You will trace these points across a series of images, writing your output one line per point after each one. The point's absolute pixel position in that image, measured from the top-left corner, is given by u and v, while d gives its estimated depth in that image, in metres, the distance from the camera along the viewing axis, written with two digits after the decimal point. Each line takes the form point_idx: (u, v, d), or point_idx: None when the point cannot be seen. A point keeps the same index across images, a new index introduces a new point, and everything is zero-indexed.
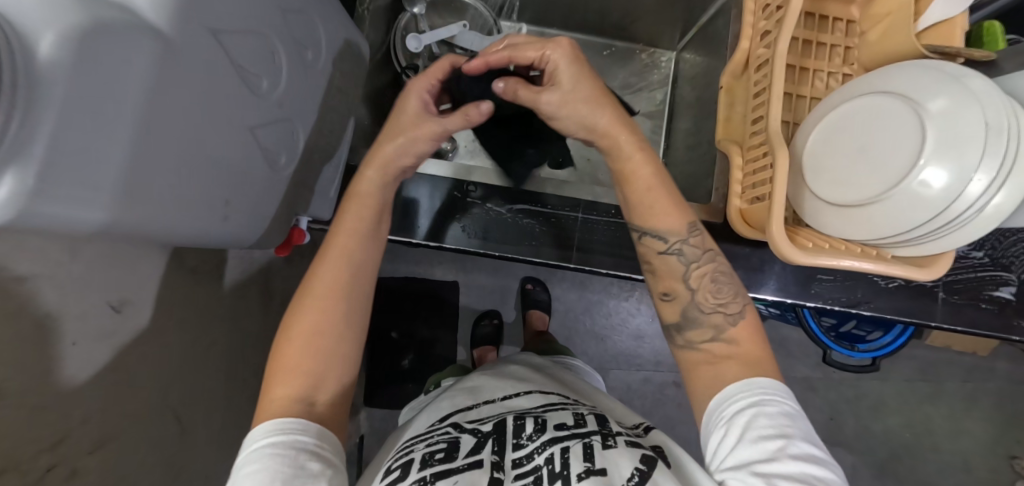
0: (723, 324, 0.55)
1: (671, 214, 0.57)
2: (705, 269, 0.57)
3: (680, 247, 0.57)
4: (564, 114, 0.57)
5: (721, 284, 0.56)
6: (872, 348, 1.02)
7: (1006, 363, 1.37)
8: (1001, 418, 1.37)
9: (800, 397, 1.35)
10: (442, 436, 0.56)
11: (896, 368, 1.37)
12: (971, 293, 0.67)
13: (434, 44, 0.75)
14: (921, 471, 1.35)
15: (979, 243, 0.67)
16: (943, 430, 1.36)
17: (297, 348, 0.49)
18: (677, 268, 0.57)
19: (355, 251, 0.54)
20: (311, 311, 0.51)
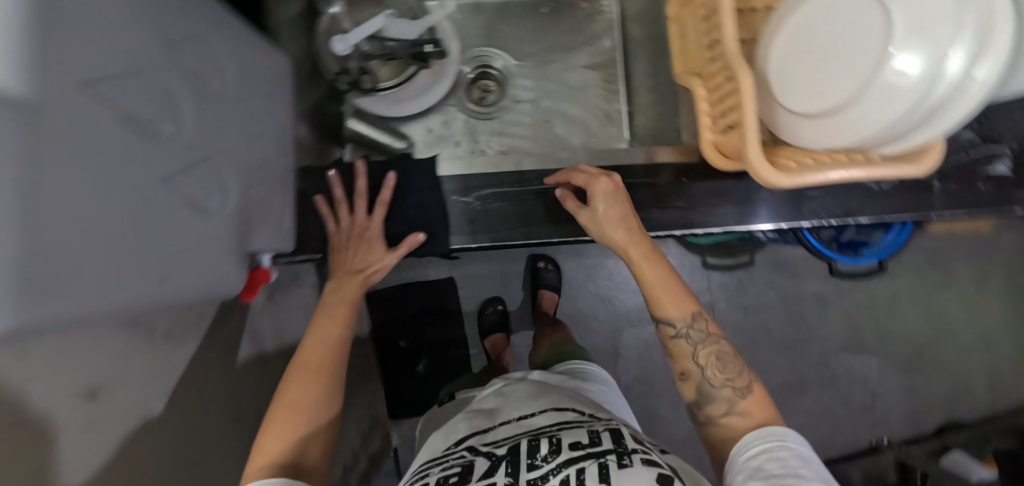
0: (733, 397, 0.58)
1: (678, 299, 0.63)
2: (711, 349, 0.62)
3: (687, 331, 0.62)
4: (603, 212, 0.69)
5: (731, 364, 0.60)
6: (873, 251, 1.01)
7: (1011, 235, 1.36)
8: (1014, 290, 1.38)
9: (815, 313, 1.35)
10: (456, 461, 0.57)
11: (904, 264, 1.37)
12: (966, 175, 0.64)
13: (361, 43, 0.67)
14: (945, 359, 1.38)
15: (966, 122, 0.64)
16: (959, 314, 1.37)
17: (297, 394, 0.57)
18: (686, 350, 0.62)
19: (335, 337, 0.63)
20: (307, 372, 0.59)
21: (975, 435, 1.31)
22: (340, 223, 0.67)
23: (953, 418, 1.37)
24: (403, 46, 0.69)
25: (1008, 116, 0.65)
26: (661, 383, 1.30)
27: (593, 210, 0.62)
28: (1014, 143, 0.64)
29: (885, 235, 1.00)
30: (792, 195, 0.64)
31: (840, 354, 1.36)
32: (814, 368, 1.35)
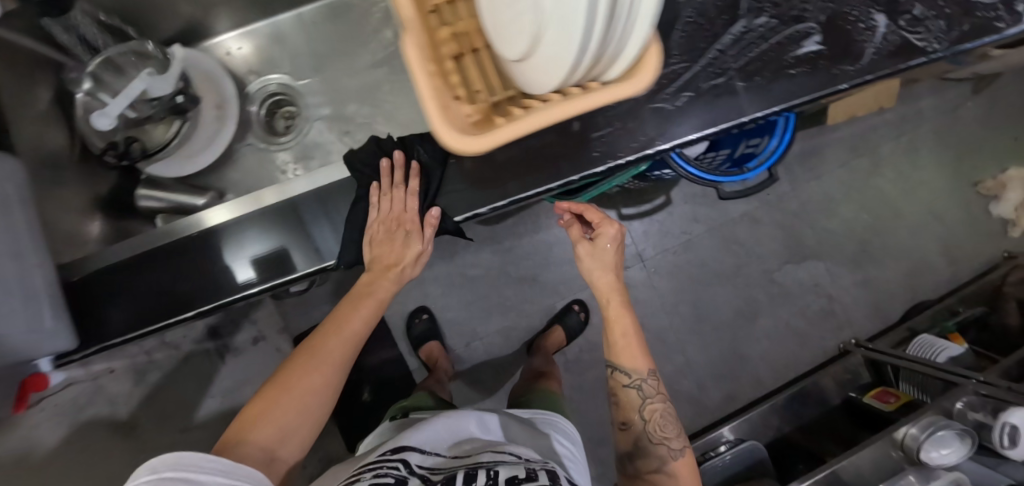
0: (668, 460, 0.79)
1: (638, 355, 0.82)
2: (655, 410, 0.82)
3: (638, 382, 0.82)
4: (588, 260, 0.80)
5: (670, 425, 0.81)
6: (761, 161, 0.95)
7: (930, 99, 1.32)
8: (945, 155, 1.34)
9: (749, 234, 1.30)
10: (390, 470, 0.53)
11: (827, 159, 1.32)
12: (774, 65, 0.58)
13: (125, 110, 0.66)
14: (896, 243, 1.33)
15: (760, 7, 0.58)
16: (896, 194, 1.33)
17: (305, 372, 0.57)
18: (638, 414, 0.82)
19: (357, 331, 0.63)
20: (317, 356, 0.58)
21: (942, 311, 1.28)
22: (381, 210, 0.64)
23: (917, 299, 1.33)
24: (164, 104, 0.67)
25: None
26: None
27: (594, 242, 0.81)
28: (819, 17, 0.59)
29: (770, 142, 0.94)
30: (582, 141, 0.57)
31: (785, 267, 1.30)
32: (762, 290, 1.30)
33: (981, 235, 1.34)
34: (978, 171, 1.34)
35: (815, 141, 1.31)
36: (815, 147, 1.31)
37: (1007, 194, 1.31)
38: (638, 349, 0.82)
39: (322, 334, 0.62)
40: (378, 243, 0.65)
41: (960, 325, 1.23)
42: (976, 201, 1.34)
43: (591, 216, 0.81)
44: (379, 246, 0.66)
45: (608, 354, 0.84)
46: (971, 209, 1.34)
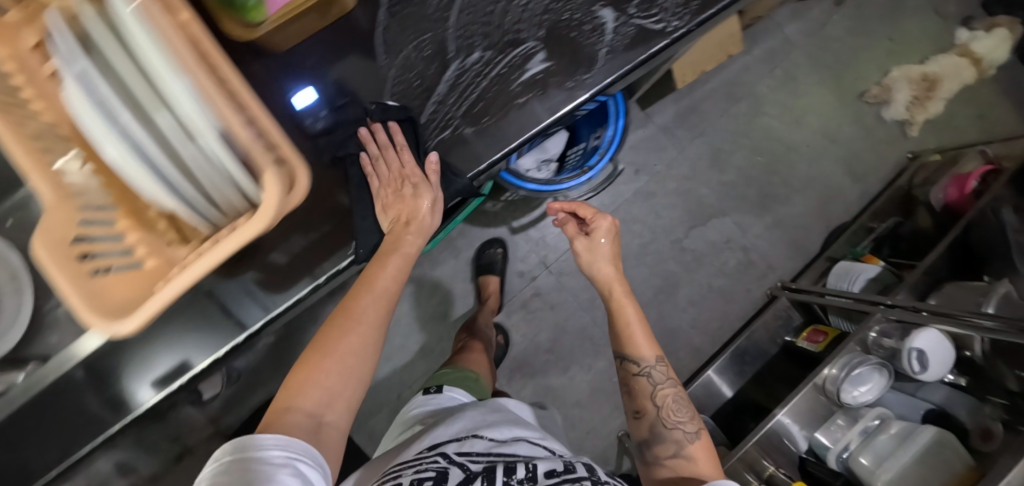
0: (682, 441, 0.66)
1: (646, 343, 0.71)
2: (667, 392, 0.70)
3: (648, 371, 0.70)
4: (588, 260, 0.77)
5: (683, 408, 0.69)
6: (602, 154, 0.95)
7: (794, 23, 1.29)
8: (825, 74, 1.30)
9: (648, 210, 1.26)
10: (431, 465, 0.54)
11: (706, 113, 1.28)
12: (500, 98, 0.55)
13: None
14: (796, 177, 1.30)
15: (472, 41, 0.55)
16: (786, 127, 1.30)
17: (340, 334, 0.45)
18: (647, 391, 0.69)
19: (392, 291, 0.49)
20: (352, 315, 0.46)
21: (860, 231, 1.26)
22: (381, 174, 0.54)
23: (832, 226, 1.30)
24: None
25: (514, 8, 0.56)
26: (536, 359, 1.24)
27: (589, 235, 0.77)
28: (538, 32, 0.56)
29: (604, 133, 0.94)
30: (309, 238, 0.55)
31: (693, 233, 1.27)
32: (675, 260, 1.26)
33: (881, 143, 1.31)
34: (862, 80, 1.30)
35: (688, 99, 1.28)
36: (690, 104, 1.28)
37: (896, 95, 1.28)
38: (641, 333, 0.71)
39: (349, 296, 0.48)
40: (389, 207, 0.54)
41: (876, 242, 1.21)
42: (866, 112, 1.31)
43: (584, 213, 0.78)
44: (386, 212, 0.54)
45: (614, 344, 0.73)
46: (863, 121, 1.31)
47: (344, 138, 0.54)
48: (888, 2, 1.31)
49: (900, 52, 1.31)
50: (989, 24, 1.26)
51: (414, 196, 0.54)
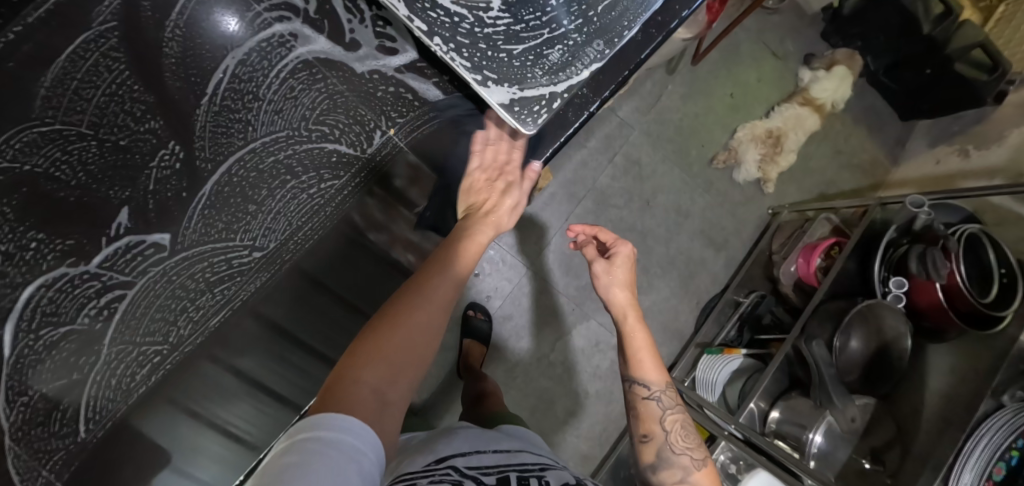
0: (688, 466, 0.56)
1: (657, 364, 0.61)
2: (676, 415, 0.60)
3: (658, 394, 0.60)
4: (607, 283, 0.64)
5: (689, 434, 0.59)
6: None
7: (625, 104, 1.24)
8: (668, 148, 1.26)
9: (511, 332, 1.23)
10: (445, 480, 0.38)
11: (551, 220, 1.23)
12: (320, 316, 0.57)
13: None
14: (658, 260, 1.25)
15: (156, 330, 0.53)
16: (636, 215, 1.25)
17: (409, 311, 0.40)
18: (656, 413, 0.59)
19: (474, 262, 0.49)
20: (425, 295, 0.43)
21: (728, 305, 1.23)
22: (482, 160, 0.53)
23: (703, 302, 1.27)
24: None
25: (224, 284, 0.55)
26: None
27: (608, 263, 0.65)
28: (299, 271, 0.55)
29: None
30: None
31: (561, 343, 1.25)
32: (547, 375, 1.24)
33: (739, 205, 1.27)
34: (708, 146, 1.26)
35: (528, 211, 1.23)
36: (531, 217, 1.23)
37: (744, 157, 1.23)
38: (647, 358, 0.61)
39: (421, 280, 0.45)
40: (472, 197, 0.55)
41: (740, 323, 1.19)
42: (717, 177, 1.27)
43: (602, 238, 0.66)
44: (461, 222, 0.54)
45: (620, 367, 0.63)
46: (716, 186, 1.27)
47: None
48: (719, 57, 1.25)
49: (741, 108, 1.26)
50: (829, 62, 1.20)
51: (506, 193, 0.53)
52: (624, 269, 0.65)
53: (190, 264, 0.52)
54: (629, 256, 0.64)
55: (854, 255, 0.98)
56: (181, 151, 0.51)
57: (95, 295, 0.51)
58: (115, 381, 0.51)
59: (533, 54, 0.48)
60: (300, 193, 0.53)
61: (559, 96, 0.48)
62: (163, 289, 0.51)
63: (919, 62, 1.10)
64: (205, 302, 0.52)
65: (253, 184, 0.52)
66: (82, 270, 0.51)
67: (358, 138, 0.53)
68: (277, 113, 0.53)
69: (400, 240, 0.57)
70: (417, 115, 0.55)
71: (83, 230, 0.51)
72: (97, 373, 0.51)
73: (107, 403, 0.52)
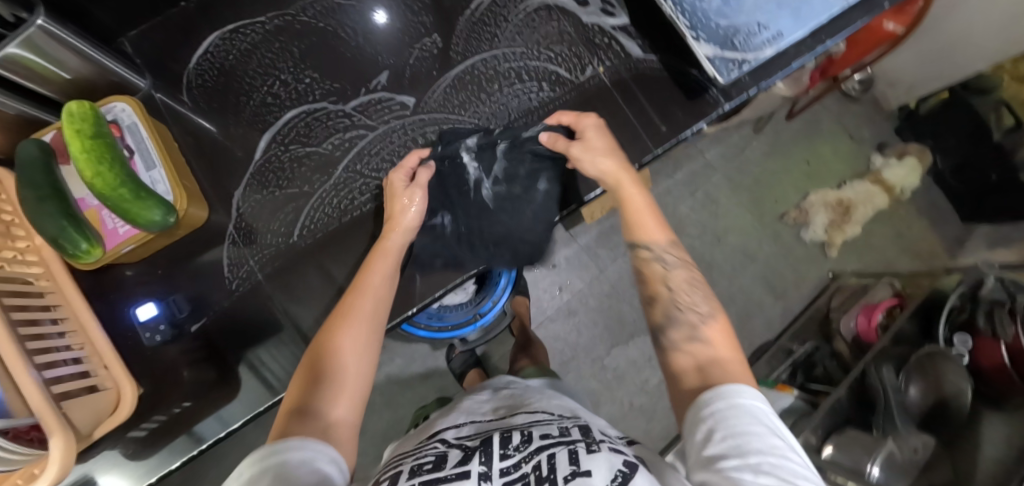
0: (698, 321, 0.47)
1: (657, 224, 0.54)
2: (683, 274, 0.52)
3: (661, 253, 0.53)
4: (591, 160, 0.56)
5: (700, 291, 0.51)
6: (494, 301, 1.05)
7: (713, 149, 1.38)
8: (746, 196, 1.37)
9: (570, 327, 1.29)
10: (431, 453, 0.47)
11: None
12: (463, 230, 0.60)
13: None
14: (718, 293, 1.33)
15: (376, 166, 0.61)
16: (706, 247, 1.34)
17: (314, 369, 0.43)
18: (657, 271, 0.52)
19: (387, 288, 0.51)
20: (311, 349, 0.45)
21: (780, 352, 1.27)
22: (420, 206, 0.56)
23: (755, 345, 1.31)
24: None
25: (427, 151, 0.62)
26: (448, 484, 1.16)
27: (584, 140, 0.57)
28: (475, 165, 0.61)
29: (494, 294, 1.04)
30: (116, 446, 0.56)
31: (614, 350, 1.29)
32: (595, 375, 1.28)
33: (801, 261, 1.36)
34: (781, 203, 1.38)
35: (610, 221, 1.34)
36: (612, 226, 1.33)
37: (813, 219, 1.34)
38: (598, 138, 0.57)
39: (306, 369, 0.43)
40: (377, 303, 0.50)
41: (791, 369, 1.21)
42: (786, 232, 1.37)
43: (563, 120, 0.59)
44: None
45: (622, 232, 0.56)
46: (784, 241, 1.36)
47: (182, 357, 0.58)
48: (801, 130, 1.41)
49: (817, 176, 1.39)
50: (901, 152, 1.36)
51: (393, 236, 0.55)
52: (595, 135, 0.57)
53: (424, 126, 0.63)
54: (595, 122, 0.58)
55: (918, 315, 1.05)
56: (441, 42, 0.65)
57: (344, 129, 0.62)
58: (337, 200, 0.61)
59: (735, 28, 0.60)
60: (520, 95, 0.65)
61: (749, 63, 0.60)
62: (396, 139, 0.62)
63: (986, 167, 1.27)
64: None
65: (488, 81, 0.64)
66: (340, 109, 0.62)
67: (574, 67, 0.66)
68: (519, 34, 0.66)
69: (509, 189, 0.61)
70: (617, 62, 0.67)
71: (347, 80, 0.63)
72: (325, 191, 0.61)
73: (326, 219, 0.61)
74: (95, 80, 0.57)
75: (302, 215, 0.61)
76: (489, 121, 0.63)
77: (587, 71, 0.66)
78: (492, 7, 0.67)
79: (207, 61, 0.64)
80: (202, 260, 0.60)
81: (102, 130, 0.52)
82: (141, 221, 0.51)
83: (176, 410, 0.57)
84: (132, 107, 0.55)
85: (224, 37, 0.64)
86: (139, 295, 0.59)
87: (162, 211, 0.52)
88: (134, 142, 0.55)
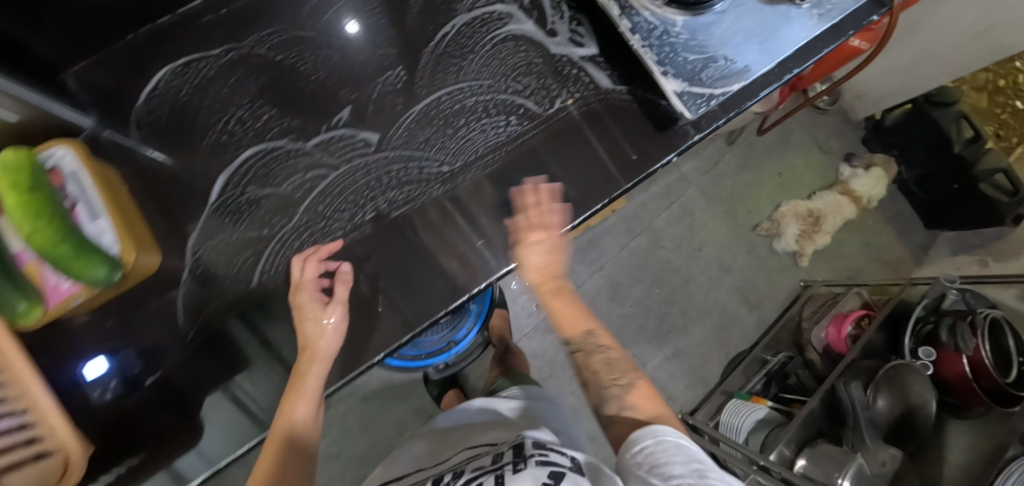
0: (621, 394, 0.53)
1: (575, 313, 0.60)
2: (601, 355, 0.57)
3: (585, 338, 0.58)
4: (537, 245, 0.57)
5: (619, 367, 0.56)
6: (469, 328, 1.07)
7: (688, 162, 1.40)
8: (720, 208, 1.40)
9: (550, 343, 1.29)
10: None
11: (608, 247, 1.35)
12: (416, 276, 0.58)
13: None
14: (694, 306, 1.35)
15: (338, 206, 0.59)
16: (682, 260, 1.36)
17: None
18: (587, 351, 0.57)
19: (308, 413, 0.52)
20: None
21: (754, 362, 1.29)
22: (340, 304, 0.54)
23: (731, 355, 1.33)
24: None
25: (390, 190, 0.60)
26: None
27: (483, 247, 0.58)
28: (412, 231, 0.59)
29: (468, 321, 1.05)
30: None
31: None
32: (574, 391, 1.28)
33: (774, 272, 1.39)
34: (755, 214, 1.40)
35: (589, 236, 1.35)
36: (590, 241, 1.34)
37: (785, 229, 1.37)
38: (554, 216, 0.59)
39: None
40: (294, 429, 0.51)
41: (765, 379, 1.23)
42: (759, 243, 1.40)
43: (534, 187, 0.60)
44: (586, 204, 0.62)
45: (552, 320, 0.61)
46: (757, 251, 1.39)
47: (131, 413, 0.55)
48: (774, 142, 1.44)
49: (789, 187, 1.42)
50: (868, 163, 1.40)
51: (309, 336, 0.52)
52: (549, 219, 0.58)
53: (388, 165, 0.61)
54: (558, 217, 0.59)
55: (885, 326, 1.08)
56: (406, 75, 0.63)
57: (304, 168, 0.60)
58: (299, 242, 0.58)
59: (703, 63, 0.60)
60: (486, 130, 0.63)
61: (715, 98, 0.60)
62: (360, 177, 0.60)
63: (949, 177, 1.31)
64: (393, 196, 0.60)
65: (454, 115, 0.63)
66: (300, 146, 0.60)
67: (543, 99, 0.65)
68: (485, 67, 0.65)
69: (444, 244, 0.59)
70: (587, 94, 0.66)
71: (309, 116, 0.61)
72: (286, 233, 0.58)
73: (287, 262, 0.59)
74: (40, 124, 0.54)
75: (261, 259, 0.58)
76: (454, 157, 0.62)
77: (555, 104, 0.65)
78: (457, 39, 0.65)
79: (159, 96, 0.61)
80: (159, 310, 0.57)
81: (41, 182, 0.47)
82: (89, 279, 0.48)
83: (128, 470, 0.54)
84: (75, 152, 0.52)
85: (176, 71, 0.61)
86: (88, 346, 0.56)
87: (108, 267, 0.49)
88: (78, 189, 0.52)
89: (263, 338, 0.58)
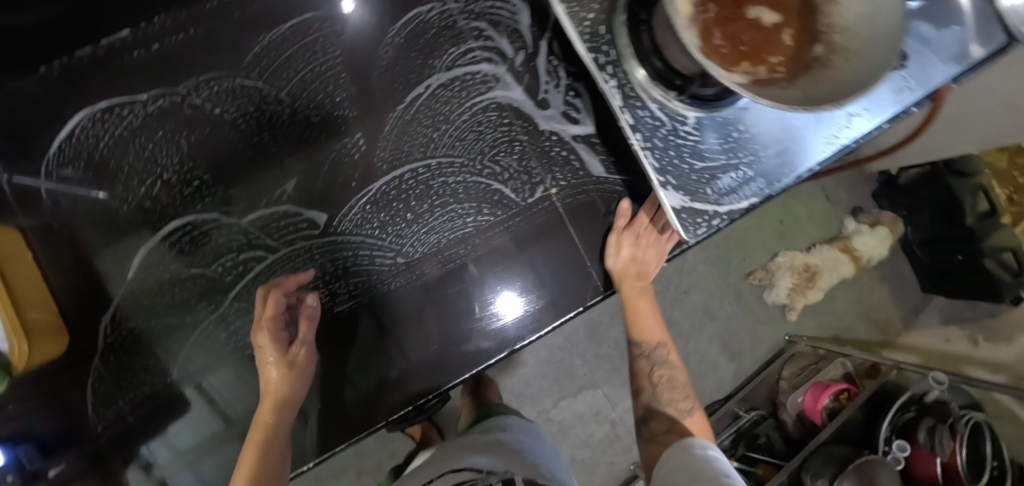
0: (680, 414, 0.61)
1: (654, 326, 0.63)
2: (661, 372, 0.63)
3: (652, 353, 0.63)
4: (627, 254, 0.57)
5: (678, 387, 0.63)
6: None
7: None
8: (714, 252, 1.33)
9: (519, 377, 1.25)
10: None
11: None
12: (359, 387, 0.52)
13: None
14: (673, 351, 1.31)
15: None
16: (667, 303, 1.30)
17: None
18: (646, 370, 0.63)
19: (279, 446, 0.48)
20: None
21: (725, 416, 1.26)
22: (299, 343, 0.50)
23: (703, 405, 1.30)
24: None
25: (334, 282, 0.53)
26: None
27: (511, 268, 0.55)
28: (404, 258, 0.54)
29: None
30: None
31: (561, 403, 1.26)
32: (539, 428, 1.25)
33: (759, 323, 1.34)
34: (748, 261, 1.34)
35: None
36: None
37: (778, 281, 1.32)
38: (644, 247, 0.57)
39: None
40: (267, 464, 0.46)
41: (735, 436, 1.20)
42: (748, 292, 1.34)
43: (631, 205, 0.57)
44: (554, 314, 0.55)
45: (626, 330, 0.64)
46: (745, 301, 1.34)
47: None
48: None
49: (788, 236, 1.35)
50: (874, 220, 1.34)
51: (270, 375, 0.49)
52: (641, 238, 0.57)
53: (336, 250, 0.53)
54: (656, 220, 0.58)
55: (865, 405, 1.04)
56: (366, 144, 0.55)
57: (239, 249, 0.53)
58: (226, 334, 0.53)
59: (708, 175, 0.53)
60: (453, 219, 0.55)
61: (718, 216, 0.53)
62: (301, 265, 0.53)
63: (953, 247, 1.25)
64: (338, 287, 0.53)
65: (417, 198, 0.55)
66: (234, 224, 0.53)
67: (523, 185, 0.57)
68: (459, 141, 0.56)
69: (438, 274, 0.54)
70: (574, 182, 0.58)
71: (248, 189, 0.53)
72: (210, 323, 0.53)
73: (214, 352, 0.53)
74: None
75: (184, 347, 0.53)
76: (413, 247, 0.54)
77: (536, 192, 0.57)
78: (432, 103, 0.56)
79: (73, 145, 0.52)
80: (61, 396, 0.51)
81: None
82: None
83: None
84: None
85: (95, 118, 0.52)
86: None
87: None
88: None
89: (178, 433, 0.52)
